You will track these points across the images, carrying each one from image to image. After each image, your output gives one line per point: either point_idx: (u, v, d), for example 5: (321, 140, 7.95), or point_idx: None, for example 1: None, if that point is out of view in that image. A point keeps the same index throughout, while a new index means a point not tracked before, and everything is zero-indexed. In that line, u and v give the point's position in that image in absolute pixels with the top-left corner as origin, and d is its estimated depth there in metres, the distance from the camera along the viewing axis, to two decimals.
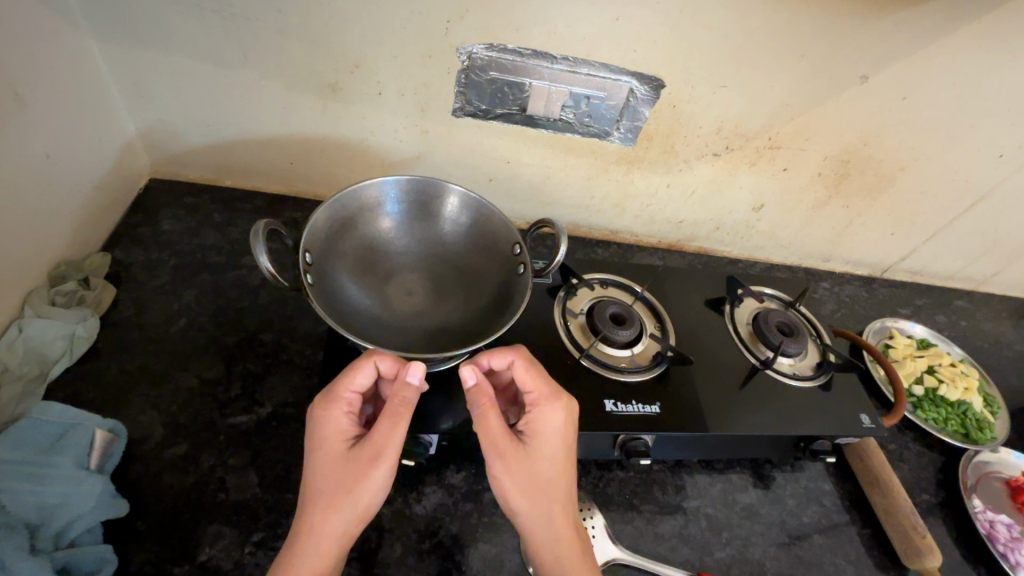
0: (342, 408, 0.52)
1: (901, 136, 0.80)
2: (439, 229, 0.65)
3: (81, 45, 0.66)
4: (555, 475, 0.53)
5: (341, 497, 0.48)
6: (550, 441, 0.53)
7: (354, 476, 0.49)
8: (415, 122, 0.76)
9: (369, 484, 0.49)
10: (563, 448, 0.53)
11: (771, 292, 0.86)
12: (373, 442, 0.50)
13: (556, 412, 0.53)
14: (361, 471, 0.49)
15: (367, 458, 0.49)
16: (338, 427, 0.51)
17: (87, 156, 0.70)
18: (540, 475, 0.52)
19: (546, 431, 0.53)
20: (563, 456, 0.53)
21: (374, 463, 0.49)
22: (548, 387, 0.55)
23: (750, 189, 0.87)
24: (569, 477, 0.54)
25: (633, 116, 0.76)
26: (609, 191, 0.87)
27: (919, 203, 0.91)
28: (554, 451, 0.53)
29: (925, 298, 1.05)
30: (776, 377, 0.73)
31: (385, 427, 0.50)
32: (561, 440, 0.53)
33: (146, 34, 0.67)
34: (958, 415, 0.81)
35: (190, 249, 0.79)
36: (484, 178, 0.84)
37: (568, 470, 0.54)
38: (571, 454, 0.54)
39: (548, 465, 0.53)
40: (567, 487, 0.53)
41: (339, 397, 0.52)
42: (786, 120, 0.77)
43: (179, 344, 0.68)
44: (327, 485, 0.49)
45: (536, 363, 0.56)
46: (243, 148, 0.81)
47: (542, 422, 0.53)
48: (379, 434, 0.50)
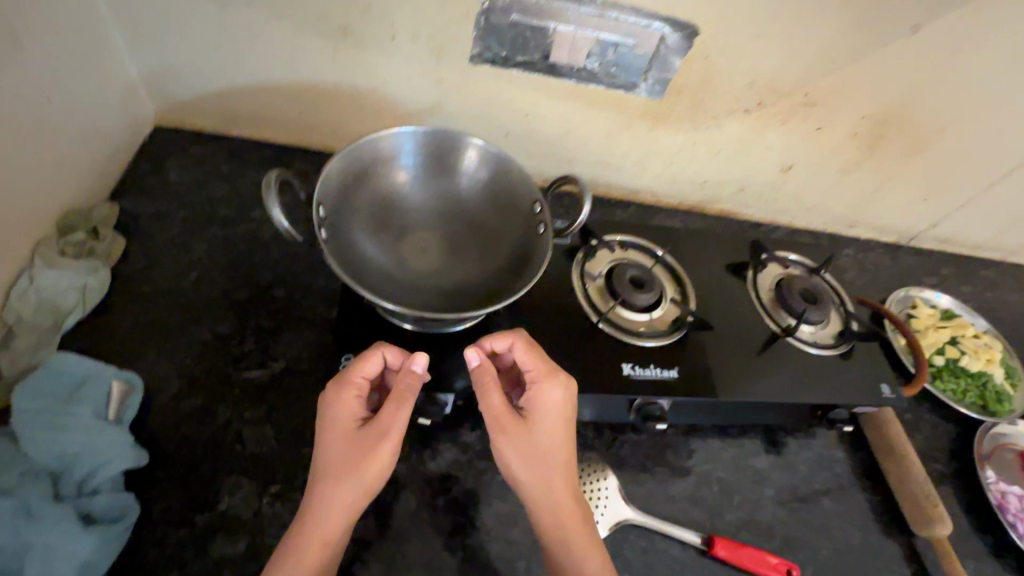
0: (354, 391, 0.52)
1: (945, 95, 0.75)
2: (456, 185, 0.63)
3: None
4: (555, 448, 0.53)
5: (349, 474, 0.49)
6: (550, 415, 0.53)
7: (362, 452, 0.49)
8: (429, 69, 0.72)
9: (376, 460, 0.49)
10: (562, 422, 0.53)
11: (796, 258, 0.83)
12: (382, 420, 0.50)
13: (554, 387, 0.53)
14: (370, 447, 0.49)
15: (376, 435, 0.50)
16: (349, 408, 0.51)
17: (89, 102, 0.67)
18: (542, 449, 0.52)
19: (544, 407, 0.53)
20: (562, 431, 0.53)
21: (381, 440, 0.50)
22: (545, 366, 0.54)
23: (779, 149, 0.83)
24: (569, 452, 0.54)
25: (662, 67, 0.71)
26: (630, 148, 0.83)
27: (956, 167, 0.86)
28: (554, 426, 0.53)
29: (950, 268, 1.01)
30: (796, 345, 0.72)
31: (393, 406, 0.51)
32: (560, 414, 0.53)
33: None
34: (977, 386, 0.80)
35: (199, 200, 0.77)
36: (500, 133, 0.80)
37: (569, 444, 0.54)
38: (571, 428, 0.54)
39: (547, 440, 0.53)
40: (568, 462, 0.53)
41: (351, 380, 0.52)
42: (824, 74, 0.72)
43: (192, 298, 0.67)
44: (337, 463, 0.49)
45: (533, 343, 0.56)
46: (250, 95, 0.77)
47: (540, 397, 0.53)
48: (388, 413, 0.50)
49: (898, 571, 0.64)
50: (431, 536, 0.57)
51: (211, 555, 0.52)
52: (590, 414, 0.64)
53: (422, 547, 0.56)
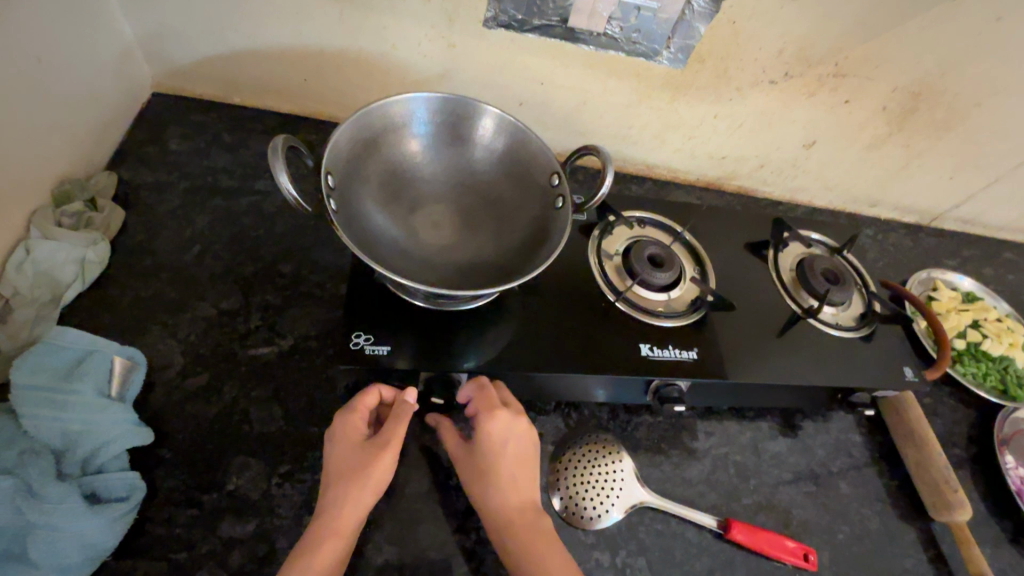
0: (361, 411, 0.53)
1: (984, 67, 0.72)
2: (471, 156, 0.60)
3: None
4: (503, 482, 0.53)
5: (349, 487, 0.49)
6: (495, 445, 0.53)
7: (365, 463, 0.50)
8: (441, 33, 0.68)
9: (378, 471, 0.50)
10: (509, 450, 0.54)
11: (817, 237, 0.81)
12: (386, 432, 0.52)
13: (491, 420, 0.53)
14: (373, 458, 0.50)
15: (379, 447, 0.51)
16: (354, 426, 0.52)
17: (82, 63, 0.63)
18: (490, 478, 0.53)
19: (483, 440, 0.53)
20: (510, 458, 0.54)
21: (384, 451, 0.51)
22: (485, 404, 0.54)
23: (804, 123, 0.80)
24: (527, 478, 0.54)
25: (687, 34, 0.67)
26: (649, 121, 0.79)
27: (988, 143, 0.83)
28: (499, 455, 0.53)
29: (973, 250, 0.99)
30: (818, 327, 0.70)
31: (396, 419, 0.52)
32: (501, 443, 0.54)
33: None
34: (998, 370, 0.78)
35: (199, 171, 0.74)
36: (514, 103, 0.77)
37: (525, 470, 0.54)
38: (525, 454, 0.55)
39: (494, 468, 0.53)
40: (526, 487, 0.54)
41: (360, 403, 0.53)
42: (857, 42, 0.69)
43: (195, 273, 0.65)
44: (339, 476, 0.50)
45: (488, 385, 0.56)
46: (252, 60, 0.73)
47: (481, 436, 0.53)
48: (389, 426, 0.52)
49: (917, 557, 0.63)
50: (443, 519, 0.56)
51: (219, 536, 0.51)
52: (604, 396, 0.63)
53: (434, 530, 0.55)
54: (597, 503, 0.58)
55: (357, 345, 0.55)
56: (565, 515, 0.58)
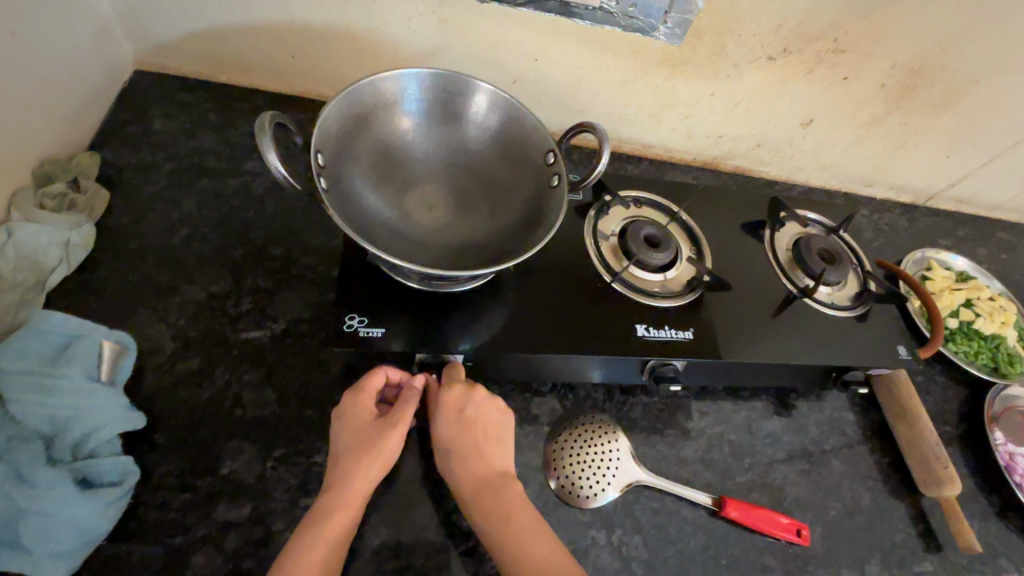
0: (370, 391, 0.53)
1: (984, 42, 0.71)
2: (464, 133, 0.59)
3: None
4: (468, 455, 0.54)
5: (360, 465, 0.50)
6: (455, 414, 0.54)
7: (377, 439, 0.51)
8: (432, 7, 0.66)
9: (389, 446, 0.52)
10: (471, 420, 0.55)
11: (814, 217, 0.80)
12: (399, 410, 0.53)
13: (446, 390, 0.54)
14: (386, 435, 0.52)
15: (391, 425, 0.52)
16: (364, 405, 0.53)
17: (60, 39, 0.61)
18: (455, 450, 0.54)
19: (442, 412, 0.54)
20: (474, 430, 0.54)
21: (396, 429, 0.52)
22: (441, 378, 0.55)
23: (801, 101, 0.79)
24: (496, 448, 0.55)
25: (684, 8, 0.65)
26: (645, 99, 0.78)
27: (985, 121, 0.82)
28: (461, 424, 0.54)
29: (966, 229, 0.99)
30: (813, 306, 0.70)
31: (406, 400, 0.53)
32: (463, 415, 0.54)
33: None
34: (989, 348, 0.79)
35: (186, 151, 0.72)
36: (507, 79, 0.75)
37: (492, 439, 0.55)
38: (491, 424, 0.56)
39: (456, 440, 0.54)
40: (495, 456, 0.55)
41: (370, 382, 0.54)
42: (857, 17, 0.68)
43: (183, 256, 0.64)
44: (347, 452, 0.51)
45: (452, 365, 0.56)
46: (236, 35, 0.71)
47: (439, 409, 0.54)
48: (401, 407, 0.53)
49: (907, 531, 0.65)
50: (439, 501, 0.56)
51: (215, 519, 0.50)
52: (600, 376, 0.63)
53: (431, 511, 0.55)
54: (593, 482, 0.58)
55: (351, 327, 0.54)
56: (561, 494, 0.58)
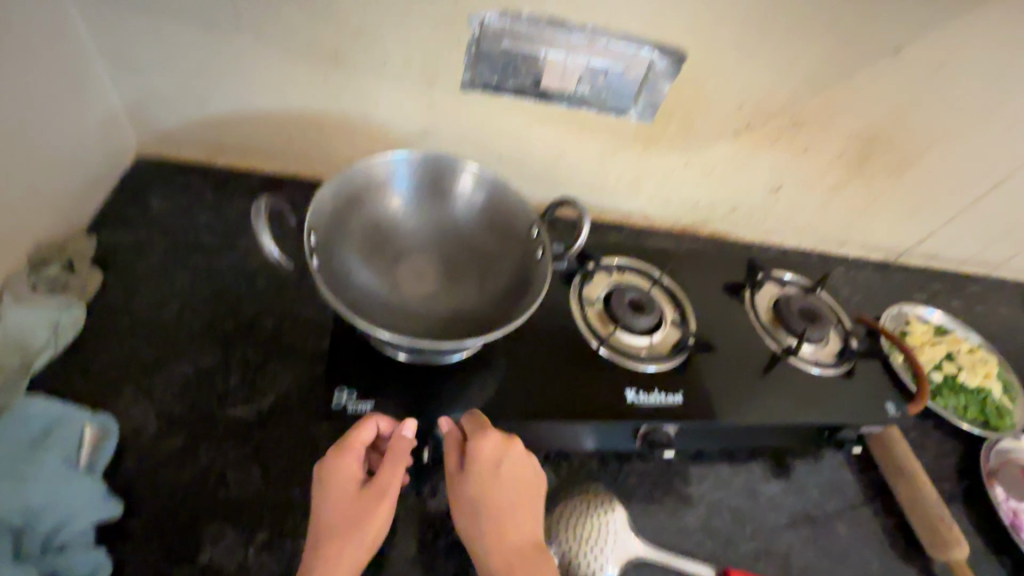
0: (354, 451, 0.51)
1: (928, 115, 0.78)
2: (452, 209, 0.62)
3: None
4: (497, 515, 0.51)
5: (346, 542, 0.47)
6: (487, 469, 0.51)
7: (364, 511, 0.49)
8: (421, 94, 0.72)
9: (379, 517, 0.49)
10: (503, 477, 0.51)
11: (791, 279, 0.82)
12: (385, 476, 0.50)
13: (481, 442, 0.51)
14: (371, 507, 0.49)
15: (377, 494, 0.50)
16: (348, 469, 0.50)
17: (68, 129, 0.65)
18: (482, 508, 0.51)
19: (475, 466, 0.51)
20: (506, 490, 0.51)
21: (382, 499, 0.50)
22: (477, 425, 0.53)
23: (769, 169, 0.84)
24: (523, 508, 0.52)
25: (652, 92, 0.72)
26: (623, 172, 0.83)
27: (941, 183, 0.88)
28: (492, 479, 0.51)
29: (939, 284, 1.03)
30: (797, 366, 0.70)
31: (393, 463, 0.51)
32: (496, 470, 0.51)
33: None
34: (976, 402, 0.80)
35: (181, 230, 0.74)
36: (492, 157, 0.80)
37: (525, 500, 0.52)
38: (524, 483, 0.53)
39: (486, 497, 0.51)
40: (522, 518, 0.52)
41: (354, 440, 0.51)
42: (811, 96, 0.74)
43: (172, 333, 0.64)
44: (332, 527, 0.48)
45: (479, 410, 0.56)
46: (235, 122, 0.75)
47: (474, 460, 0.51)
48: (388, 471, 0.50)
49: None
50: None
51: None
52: (593, 444, 0.62)
53: None
54: (591, 560, 0.56)
55: (340, 403, 0.54)
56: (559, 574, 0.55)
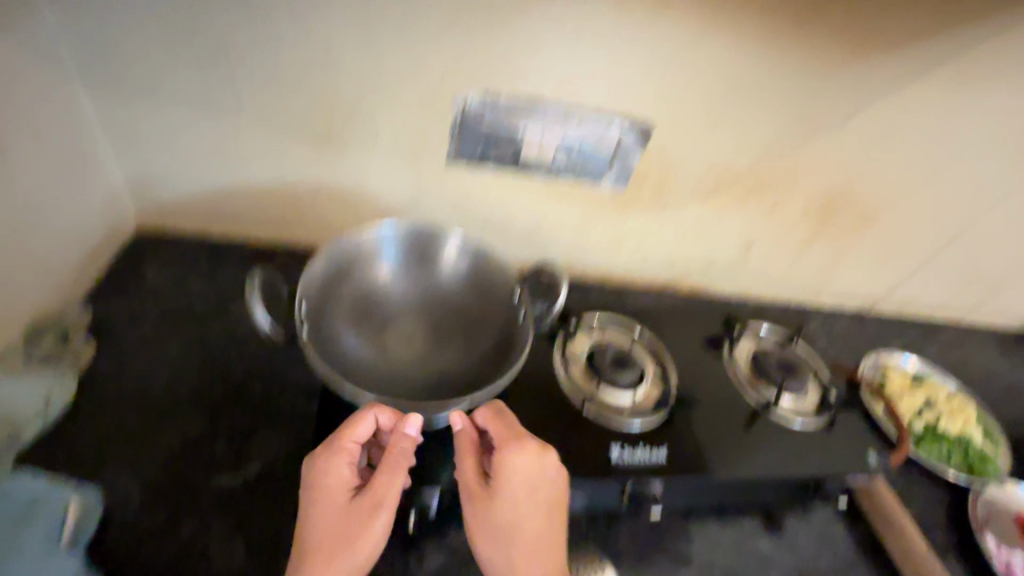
0: (344, 454, 0.49)
1: (881, 176, 0.84)
2: (438, 274, 0.65)
3: (67, 83, 0.65)
4: (526, 534, 0.49)
5: (339, 555, 0.46)
6: (521, 484, 0.49)
7: (357, 521, 0.47)
8: (409, 168, 0.77)
9: (374, 528, 0.47)
10: (534, 495, 0.50)
11: (767, 330, 0.85)
12: (377, 483, 0.48)
13: (515, 454, 0.50)
14: (363, 516, 0.47)
15: (371, 502, 0.47)
16: (339, 475, 0.48)
17: (73, 208, 0.68)
18: (510, 526, 0.49)
19: (509, 480, 0.49)
20: (537, 509, 0.50)
21: (376, 508, 0.47)
22: (507, 434, 0.52)
23: (740, 228, 0.89)
24: (549, 526, 0.50)
25: (624, 161, 0.77)
26: (602, 234, 0.87)
27: (901, 237, 0.93)
28: (524, 496, 0.49)
29: (913, 333, 1.06)
30: (777, 419, 0.71)
31: (388, 468, 0.49)
32: (531, 485, 0.50)
33: (136, 73, 0.66)
34: (960, 449, 0.82)
35: (176, 299, 0.76)
36: (477, 223, 0.84)
37: (553, 518, 0.51)
38: (555, 498, 0.51)
39: (518, 515, 0.49)
40: (548, 536, 0.50)
41: (343, 443, 0.49)
42: (771, 162, 0.80)
43: (161, 401, 0.65)
44: (325, 538, 0.46)
45: (500, 413, 0.55)
46: (232, 196, 0.79)
47: (507, 472, 0.50)
48: (381, 477, 0.48)
49: None
50: None
51: None
52: (580, 502, 0.62)
53: None
54: None
55: None
56: None
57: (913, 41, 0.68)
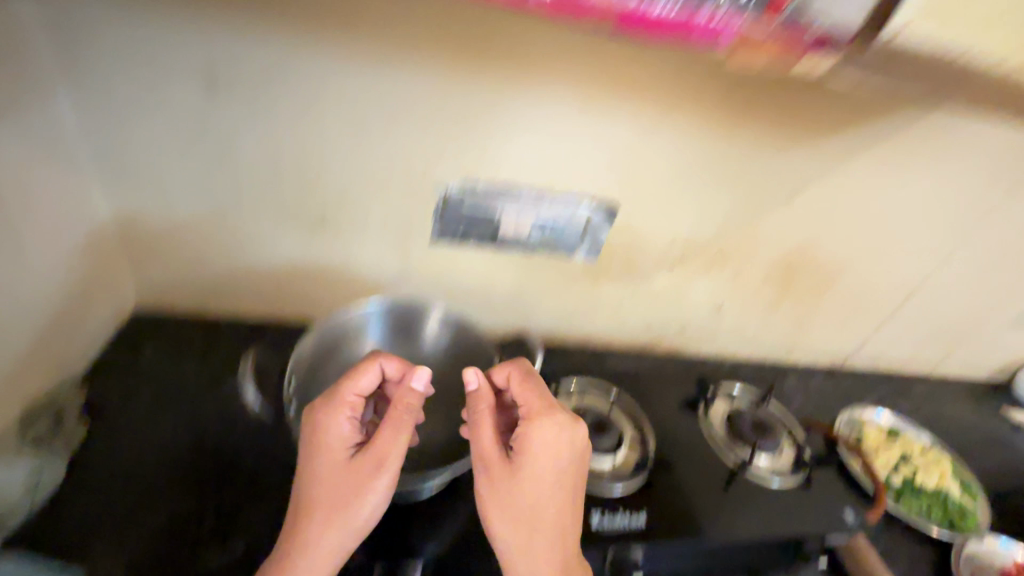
0: (343, 410, 0.55)
1: (834, 243, 0.90)
2: (420, 347, 0.71)
3: (85, 190, 0.69)
4: (538, 503, 0.52)
5: (340, 508, 0.51)
6: (538, 455, 0.53)
7: (358, 476, 0.52)
8: (396, 247, 0.82)
9: (374, 483, 0.52)
10: (551, 467, 0.53)
11: (739, 390, 0.89)
12: (377, 442, 0.53)
13: (536, 427, 0.54)
14: (362, 472, 0.52)
15: (371, 459, 0.52)
16: (340, 430, 0.54)
17: (74, 296, 0.70)
18: (522, 490, 0.52)
19: (530, 449, 0.53)
20: (552, 480, 0.53)
21: (378, 467, 0.52)
22: (537, 406, 0.56)
23: (708, 293, 0.95)
24: (562, 499, 0.53)
25: (594, 236, 0.84)
26: (579, 302, 0.93)
27: (861, 297, 0.99)
28: (541, 466, 0.53)
29: (885, 386, 1.10)
30: (754, 479, 0.74)
31: (389, 430, 0.54)
32: (549, 459, 0.53)
33: (145, 177, 0.71)
34: (939, 502, 0.83)
35: (169, 377, 0.79)
36: (461, 294, 0.89)
37: (565, 490, 0.53)
38: (570, 471, 0.54)
39: (533, 481, 0.53)
40: (558, 508, 0.53)
41: (342, 399, 0.56)
42: (730, 234, 0.87)
43: (150, 481, 0.66)
44: (328, 489, 0.51)
45: (533, 383, 0.59)
46: (228, 278, 0.84)
47: (529, 440, 0.54)
48: (382, 437, 0.53)
49: None
50: None
51: None
52: None
53: None
54: None
55: None
56: None
57: (848, 130, 0.76)
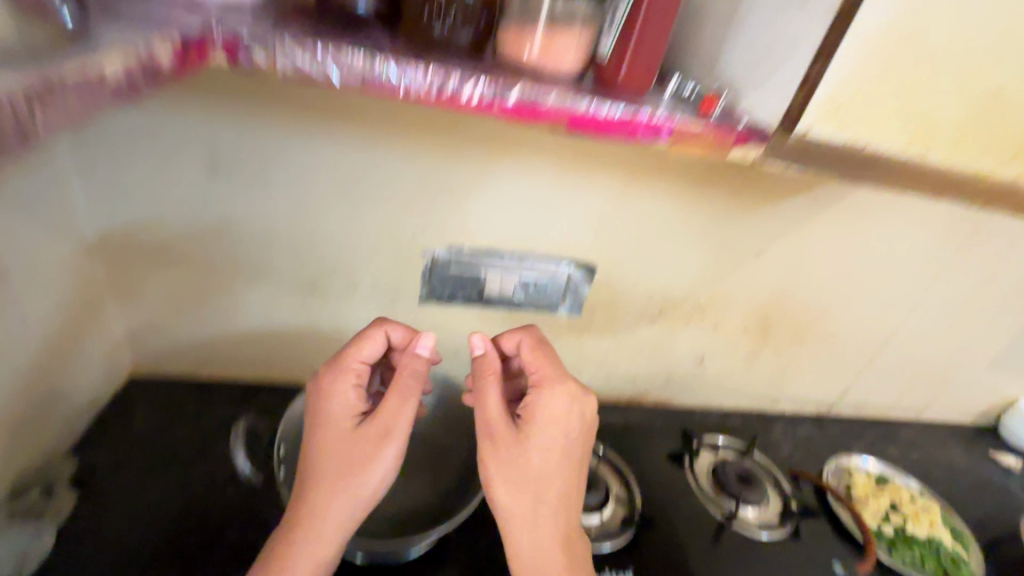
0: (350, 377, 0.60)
1: (806, 294, 0.95)
2: None
3: (90, 265, 0.72)
4: (544, 466, 0.56)
5: (347, 475, 0.54)
6: (545, 419, 0.57)
7: (366, 445, 0.55)
8: (386, 308, 0.86)
9: (381, 452, 0.55)
10: (558, 431, 0.57)
11: (725, 441, 0.90)
12: (382, 410, 0.57)
13: (546, 396, 0.58)
14: (366, 436, 0.56)
15: (377, 425, 0.56)
16: (348, 399, 0.59)
17: (72, 368, 0.72)
18: (529, 450, 0.55)
19: (539, 414, 0.57)
20: (557, 444, 0.57)
21: (384, 436, 0.56)
22: (548, 373, 0.61)
23: (690, 345, 0.98)
24: (565, 461, 0.57)
25: (576, 294, 0.88)
26: (564, 357, 0.95)
27: (838, 345, 1.02)
28: (548, 430, 0.57)
29: (872, 432, 1.11)
30: (742, 533, 0.75)
31: (394, 398, 0.58)
32: (557, 423, 0.57)
33: (148, 250, 0.74)
34: (932, 551, 0.83)
35: (161, 443, 0.80)
36: (449, 352, 0.92)
37: (568, 454, 0.57)
38: (574, 435, 0.58)
39: (541, 443, 0.56)
40: (559, 469, 0.56)
41: (348, 367, 0.61)
42: (706, 288, 0.91)
43: (136, 552, 0.66)
44: (337, 455, 0.55)
45: (542, 350, 0.64)
46: (223, 343, 0.86)
47: (540, 406, 0.58)
48: (389, 404, 0.57)
49: None
50: None
51: None
52: None
53: None
54: None
55: None
56: None
57: (805, 192, 0.82)
